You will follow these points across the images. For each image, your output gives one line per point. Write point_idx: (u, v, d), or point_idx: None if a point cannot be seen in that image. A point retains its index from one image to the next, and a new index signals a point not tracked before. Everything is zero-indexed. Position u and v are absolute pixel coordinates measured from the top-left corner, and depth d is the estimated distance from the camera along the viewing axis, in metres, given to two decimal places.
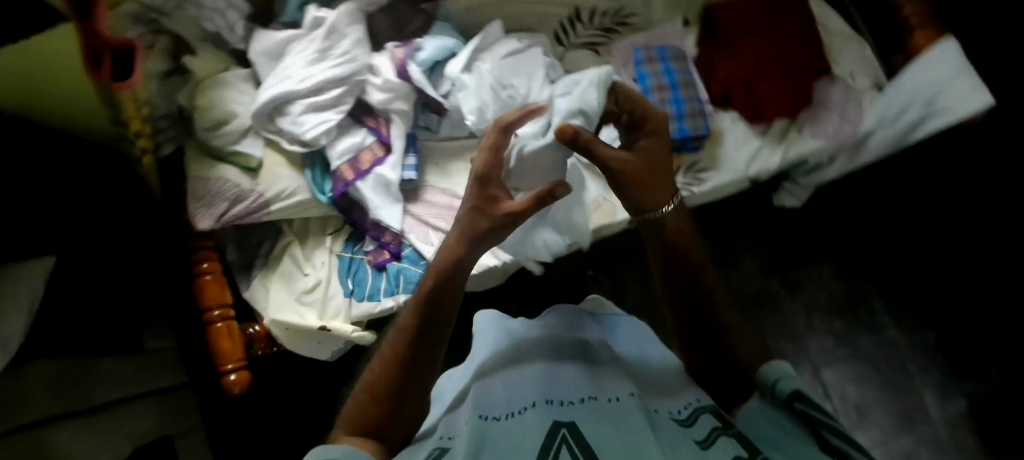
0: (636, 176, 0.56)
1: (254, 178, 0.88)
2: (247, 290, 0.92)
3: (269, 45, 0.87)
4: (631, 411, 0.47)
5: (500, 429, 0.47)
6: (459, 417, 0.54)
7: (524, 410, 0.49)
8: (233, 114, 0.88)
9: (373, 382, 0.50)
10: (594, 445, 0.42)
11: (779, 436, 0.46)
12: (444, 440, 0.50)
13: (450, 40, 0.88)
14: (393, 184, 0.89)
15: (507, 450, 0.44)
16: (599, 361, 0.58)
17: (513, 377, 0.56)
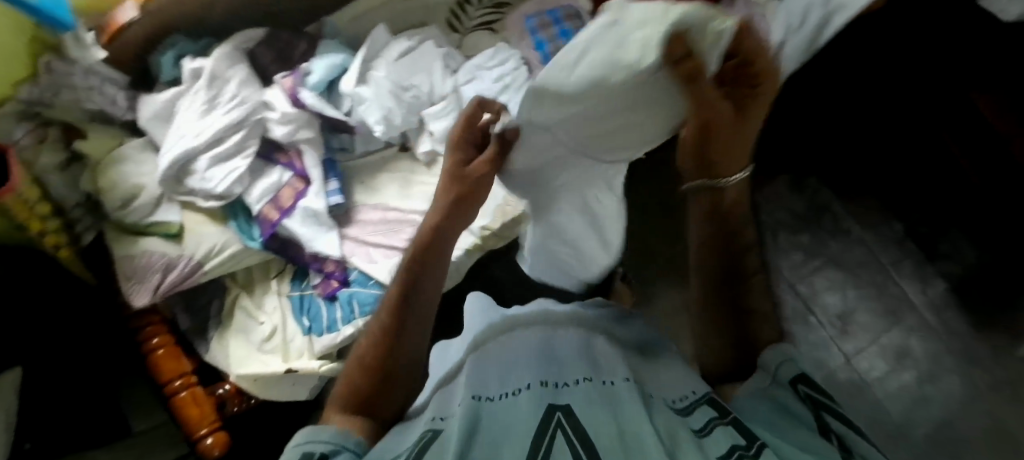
0: (713, 134, 0.45)
1: (180, 243, 0.80)
2: (206, 354, 0.86)
3: (154, 108, 0.79)
4: (624, 394, 0.43)
5: (491, 410, 0.42)
6: (449, 393, 0.49)
7: (521, 390, 0.44)
8: (138, 188, 0.78)
9: (366, 357, 0.50)
10: (589, 428, 0.37)
11: (777, 409, 0.42)
12: (436, 420, 0.44)
13: (338, 56, 0.84)
14: (322, 213, 0.85)
15: (504, 430, 0.39)
16: (594, 343, 0.54)
17: (508, 357, 0.52)
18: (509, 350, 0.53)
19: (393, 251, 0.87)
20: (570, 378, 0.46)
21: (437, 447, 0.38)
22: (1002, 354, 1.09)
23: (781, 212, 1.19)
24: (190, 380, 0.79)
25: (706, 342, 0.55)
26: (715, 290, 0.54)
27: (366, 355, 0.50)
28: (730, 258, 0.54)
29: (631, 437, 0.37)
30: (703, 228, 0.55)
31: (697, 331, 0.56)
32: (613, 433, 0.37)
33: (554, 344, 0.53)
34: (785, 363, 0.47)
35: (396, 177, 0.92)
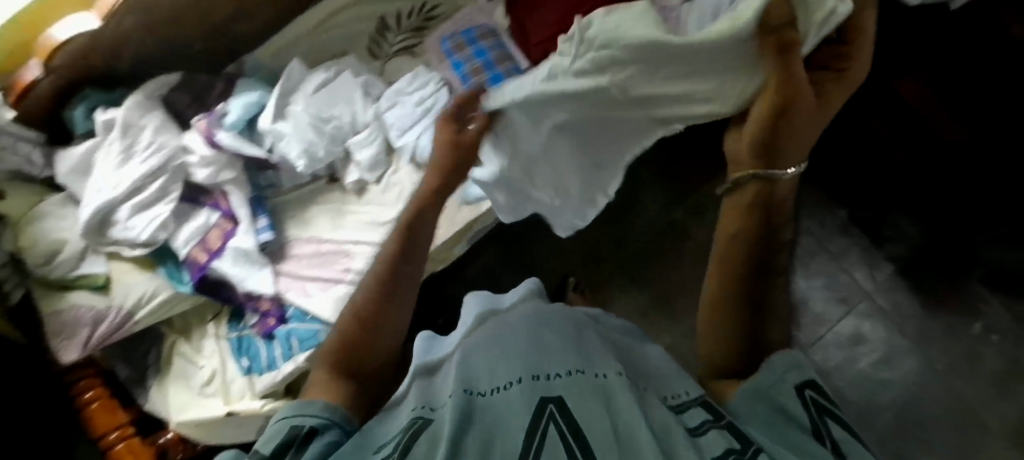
0: (791, 109, 0.47)
1: (108, 294, 0.80)
2: (147, 403, 0.85)
3: (72, 163, 0.79)
4: (615, 385, 0.43)
5: (482, 404, 0.43)
6: (440, 384, 0.50)
7: (512, 383, 0.45)
8: (62, 242, 0.78)
9: (356, 315, 0.53)
10: (582, 424, 0.38)
11: (768, 414, 0.40)
12: (422, 410, 0.45)
13: (254, 94, 0.85)
14: (253, 252, 0.84)
15: (495, 425, 0.40)
16: (584, 333, 0.54)
17: (501, 345, 0.52)
18: (503, 339, 0.54)
19: (328, 283, 0.86)
20: (560, 369, 0.46)
21: (426, 439, 0.39)
22: (953, 329, 1.12)
23: None
24: (127, 433, 0.77)
25: (708, 341, 0.48)
26: (748, 291, 0.46)
27: (357, 312, 0.53)
28: (767, 264, 0.47)
29: (623, 431, 0.37)
30: (739, 223, 0.48)
31: (701, 334, 0.49)
32: (608, 430, 0.37)
33: (544, 335, 0.53)
34: (791, 368, 0.42)
35: (327, 209, 0.91)
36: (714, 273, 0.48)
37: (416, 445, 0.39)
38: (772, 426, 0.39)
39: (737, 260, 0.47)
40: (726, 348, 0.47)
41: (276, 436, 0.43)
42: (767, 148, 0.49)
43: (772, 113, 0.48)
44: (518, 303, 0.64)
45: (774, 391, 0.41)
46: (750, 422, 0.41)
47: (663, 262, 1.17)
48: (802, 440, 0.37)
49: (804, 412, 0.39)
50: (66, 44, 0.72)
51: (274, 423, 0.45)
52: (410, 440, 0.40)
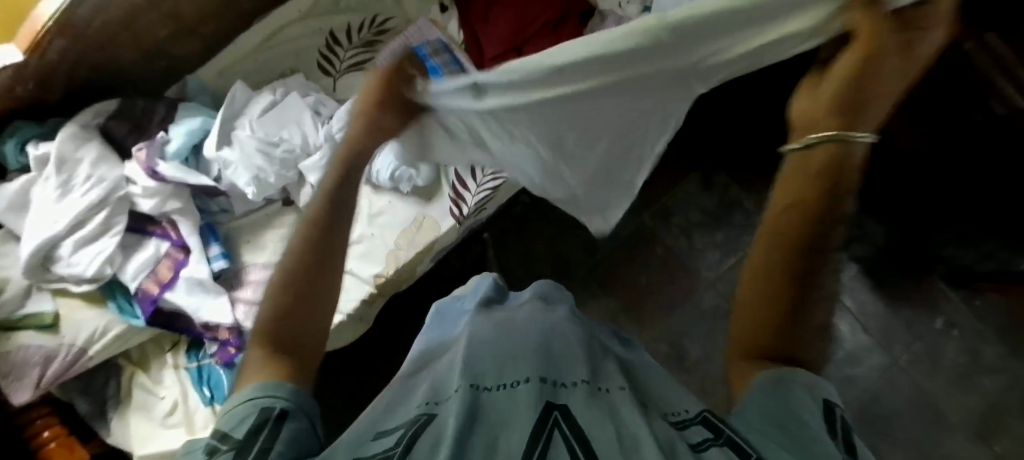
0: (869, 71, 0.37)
1: (56, 333, 0.77)
2: (109, 435, 0.84)
3: (5, 199, 0.75)
4: (620, 401, 0.37)
5: (489, 398, 0.36)
6: (448, 374, 0.42)
7: (519, 382, 0.38)
8: (4, 280, 0.76)
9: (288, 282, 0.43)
10: (588, 431, 0.32)
11: (782, 411, 0.33)
12: (427, 405, 0.37)
13: (196, 120, 0.82)
14: (208, 281, 0.83)
15: (506, 418, 0.33)
16: (590, 349, 0.48)
17: (504, 342, 0.47)
18: (501, 339, 0.47)
19: None
20: (569, 379, 0.40)
21: (428, 433, 0.32)
22: (914, 323, 1.15)
23: (693, 212, 1.19)
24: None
25: (747, 316, 0.39)
26: (796, 261, 0.37)
27: (284, 275, 0.44)
28: (821, 235, 0.37)
29: (629, 436, 0.32)
30: (803, 182, 0.38)
31: (740, 310, 0.40)
32: (612, 435, 0.32)
33: (550, 342, 0.47)
34: (808, 385, 0.34)
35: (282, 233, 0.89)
36: (763, 240, 0.39)
37: (416, 443, 0.32)
38: (784, 429, 0.32)
39: (794, 237, 0.37)
40: (769, 320, 0.37)
41: (240, 418, 0.35)
42: (853, 108, 0.38)
43: (855, 65, 0.36)
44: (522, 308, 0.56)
45: (795, 399, 0.33)
46: (767, 432, 0.32)
47: (632, 266, 1.18)
48: (819, 433, 0.30)
49: (821, 421, 0.31)
50: None
51: (236, 402, 0.36)
52: (412, 435, 0.32)
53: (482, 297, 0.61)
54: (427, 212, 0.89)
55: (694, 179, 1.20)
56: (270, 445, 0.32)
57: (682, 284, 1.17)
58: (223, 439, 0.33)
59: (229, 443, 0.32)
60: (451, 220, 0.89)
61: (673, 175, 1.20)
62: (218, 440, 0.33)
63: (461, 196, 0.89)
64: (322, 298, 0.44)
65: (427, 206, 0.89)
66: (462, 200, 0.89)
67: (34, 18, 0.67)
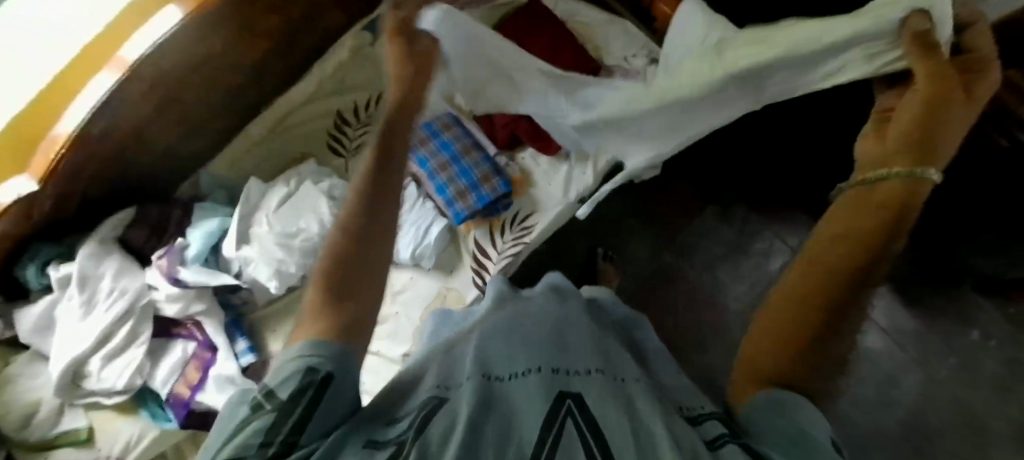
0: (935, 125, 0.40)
1: (92, 447, 0.76)
2: None
3: (33, 320, 0.75)
4: (637, 390, 0.40)
5: (498, 388, 0.39)
6: (456, 364, 0.46)
7: (531, 370, 0.41)
8: (37, 401, 0.75)
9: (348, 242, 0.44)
10: (600, 422, 0.35)
11: (780, 427, 0.34)
12: (439, 390, 0.41)
13: (213, 221, 0.81)
14: (236, 376, 0.80)
15: (512, 413, 0.36)
16: (600, 336, 0.51)
17: (515, 325, 0.50)
18: (519, 319, 0.50)
19: None
20: (578, 367, 0.43)
21: (440, 420, 0.35)
22: (949, 340, 1.12)
23: (714, 244, 1.18)
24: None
25: (760, 342, 0.39)
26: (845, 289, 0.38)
27: (343, 234, 0.45)
28: (870, 270, 0.38)
29: (642, 434, 0.33)
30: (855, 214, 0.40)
31: (755, 337, 0.41)
32: (628, 429, 0.34)
33: (564, 329, 0.50)
34: (811, 414, 0.34)
35: None
36: (827, 243, 0.40)
37: (427, 427, 0.34)
38: (794, 446, 0.32)
39: (846, 261, 0.38)
40: (775, 343, 0.38)
41: (286, 377, 0.35)
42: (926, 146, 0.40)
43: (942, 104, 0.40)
44: (540, 294, 0.58)
45: (796, 418, 0.33)
46: (767, 442, 0.34)
47: (655, 305, 1.18)
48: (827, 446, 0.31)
49: (833, 445, 0.32)
50: (10, 207, 0.68)
51: (286, 358, 0.37)
52: (427, 417, 0.36)
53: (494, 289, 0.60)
54: (451, 285, 0.88)
55: (712, 212, 1.19)
56: (310, 418, 0.33)
57: (707, 317, 1.16)
58: (268, 399, 0.34)
59: (274, 406, 0.34)
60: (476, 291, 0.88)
61: (688, 209, 1.19)
62: (265, 399, 0.35)
63: (484, 266, 0.87)
64: (372, 276, 0.44)
65: (449, 277, 0.89)
66: (484, 270, 0.87)
67: (56, 133, 0.67)
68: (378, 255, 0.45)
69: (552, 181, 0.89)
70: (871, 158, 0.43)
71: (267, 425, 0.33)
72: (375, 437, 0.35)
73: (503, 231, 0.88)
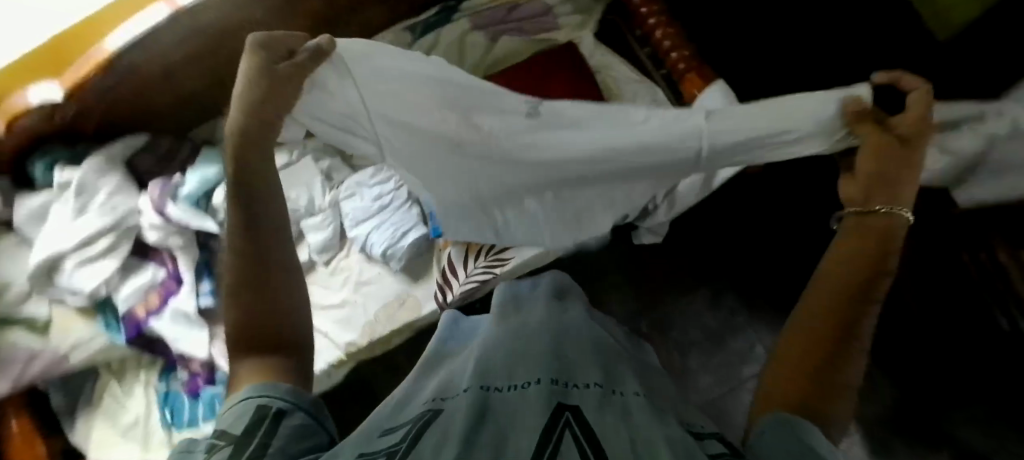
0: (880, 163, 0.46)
1: (44, 336, 0.82)
2: (73, 435, 0.88)
3: (31, 209, 0.82)
4: (633, 402, 0.39)
5: (497, 399, 0.40)
6: (460, 375, 0.46)
7: (531, 382, 0.41)
8: (9, 281, 0.82)
9: (240, 281, 0.44)
10: (598, 431, 0.34)
11: (790, 449, 0.30)
12: (437, 401, 0.41)
13: (211, 168, 0.87)
14: (192, 314, 0.85)
15: (508, 427, 0.36)
16: (608, 352, 0.51)
17: (518, 340, 0.51)
18: (519, 337, 0.51)
19: None
20: (582, 382, 0.42)
21: (433, 431, 0.36)
22: None
23: (694, 328, 1.16)
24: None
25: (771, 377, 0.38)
26: (845, 306, 0.38)
27: (243, 293, 0.43)
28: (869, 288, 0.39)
29: (644, 443, 0.33)
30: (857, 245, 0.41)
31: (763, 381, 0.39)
32: (625, 440, 0.33)
33: (564, 343, 0.51)
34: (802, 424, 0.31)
35: None
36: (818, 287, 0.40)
37: (419, 443, 0.35)
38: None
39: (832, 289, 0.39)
40: (793, 384, 0.36)
41: (237, 418, 0.36)
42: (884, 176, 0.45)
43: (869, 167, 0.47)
44: (537, 303, 0.61)
45: (800, 434, 0.31)
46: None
47: None
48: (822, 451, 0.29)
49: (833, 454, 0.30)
50: (33, 108, 0.76)
51: (231, 406, 0.38)
52: (421, 429, 0.37)
53: (502, 303, 0.62)
54: (413, 292, 0.91)
55: (701, 296, 1.16)
56: (274, 442, 0.35)
57: None
58: (223, 438, 0.35)
59: (229, 440, 0.34)
60: (434, 306, 0.90)
61: (680, 288, 1.17)
62: (216, 438, 0.35)
63: (449, 284, 0.89)
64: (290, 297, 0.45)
65: (414, 284, 0.91)
66: (448, 287, 0.89)
67: (93, 53, 0.74)
68: (284, 266, 0.45)
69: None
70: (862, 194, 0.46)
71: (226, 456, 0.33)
72: (365, 450, 0.35)
73: (478, 256, 0.88)
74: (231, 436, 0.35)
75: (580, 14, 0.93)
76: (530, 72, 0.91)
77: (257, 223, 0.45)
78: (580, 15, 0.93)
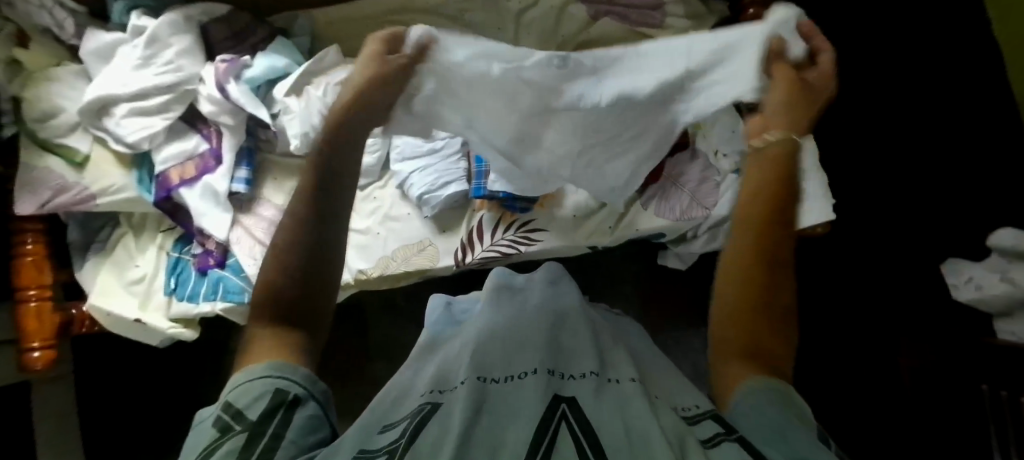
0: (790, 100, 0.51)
1: (80, 172, 0.83)
2: (79, 272, 0.90)
3: (97, 45, 0.82)
4: (629, 390, 0.42)
5: (493, 391, 0.43)
6: (455, 366, 0.49)
7: (527, 372, 0.44)
8: (60, 109, 0.82)
9: (278, 257, 0.47)
10: (594, 424, 0.37)
11: (770, 417, 0.36)
12: (434, 394, 0.44)
13: (281, 59, 0.85)
14: (221, 194, 0.87)
15: (508, 418, 0.39)
16: (600, 334, 0.53)
17: (516, 325, 0.53)
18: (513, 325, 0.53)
19: None
20: (578, 370, 0.45)
21: (433, 428, 0.39)
22: None
23: (686, 363, 1.15)
24: (49, 346, 0.84)
25: (717, 308, 0.44)
26: (766, 230, 0.44)
27: (286, 285, 0.46)
28: (783, 213, 0.44)
29: (640, 436, 0.36)
30: (765, 164, 0.48)
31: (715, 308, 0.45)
32: (621, 432, 0.37)
33: (560, 335, 0.52)
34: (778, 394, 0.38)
35: None
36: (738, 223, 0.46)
37: (419, 437, 0.38)
38: (784, 439, 0.35)
39: (757, 215, 0.44)
40: (735, 325, 0.42)
41: (254, 398, 0.40)
42: (800, 108, 0.51)
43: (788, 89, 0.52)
44: (534, 290, 0.62)
45: (788, 410, 0.37)
46: (754, 433, 0.36)
47: None
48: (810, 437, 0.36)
49: (812, 433, 0.37)
50: None
51: (242, 384, 0.41)
52: (417, 428, 0.39)
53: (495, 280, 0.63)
54: (435, 241, 0.90)
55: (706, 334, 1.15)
56: (285, 434, 0.39)
57: None
58: (240, 420, 0.39)
59: (245, 425, 0.39)
60: (450, 262, 0.89)
61: (687, 319, 1.16)
62: (233, 420, 0.39)
63: (472, 245, 0.89)
64: (323, 296, 0.48)
65: (438, 235, 0.90)
66: (469, 249, 0.89)
67: None
68: (326, 263, 0.47)
69: (581, 214, 0.89)
70: (781, 117, 0.50)
71: (239, 446, 0.37)
72: (365, 448, 0.39)
73: (508, 229, 0.88)
74: (248, 422, 0.39)
75: (691, 20, 0.88)
76: None
77: (319, 216, 0.47)
78: (689, 21, 0.87)
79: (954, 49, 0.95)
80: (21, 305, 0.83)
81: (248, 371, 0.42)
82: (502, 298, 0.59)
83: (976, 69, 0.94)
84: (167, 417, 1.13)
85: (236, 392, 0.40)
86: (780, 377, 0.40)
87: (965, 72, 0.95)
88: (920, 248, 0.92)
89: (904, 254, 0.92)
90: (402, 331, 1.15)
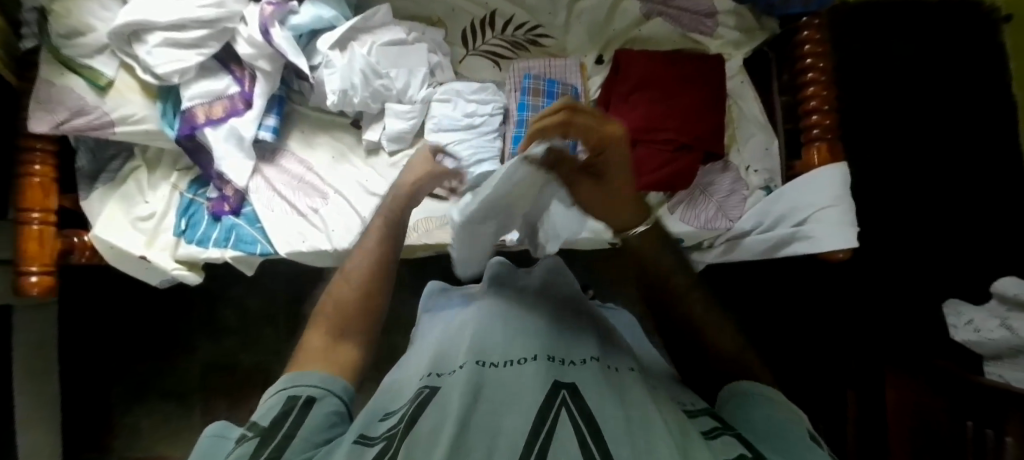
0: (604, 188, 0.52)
1: (101, 96, 0.78)
2: (85, 200, 0.85)
3: None
4: (628, 382, 0.44)
5: (486, 373, 0.44)
6: (455, 347, 0.50)
7: (526, 359, 0.45)
8: (89, 28, 0.77)
9: (341, 297, 0.52)
10: (595, 410, 0.38)
11: (764, 423, 0.41)
12: (434, 378, 0.46)
13: (328, 10, 0.85)
14: (246, 140, 0.85)
15: (505, 403, 0.40)
16: (601, 328, 0.54)
17: (516, 312, 0.53)
18: (515, 312, 0.53)
19: (290, 211, 0.87)
20: (578, 357, 0.46)
21: (431, 414, 0.40)
22: None
23: None
24: (48, 272, 0.80)
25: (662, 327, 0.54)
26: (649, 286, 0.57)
27: (345, 297, 0.52)
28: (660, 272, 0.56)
29: (642, 432, 0.37)
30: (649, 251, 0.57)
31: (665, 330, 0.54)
32: (623, 421, 0.38)
33: (561, 320, 0.53)
34: (759, 394, 0.44)
35: (333, 146, 0.93)
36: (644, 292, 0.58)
37: (418, 424, 0.39)
38: (773, 436, 0.40)
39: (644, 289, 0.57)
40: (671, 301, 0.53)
41: (269, 409, 0.41)
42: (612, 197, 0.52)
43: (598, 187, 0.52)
44: (534, 280, 0.60)
45: (775, 411, 0.42)
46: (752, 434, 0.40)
47: None
48: (799, 436, 0.39)
49: (803, 433, 0.40)
50: None
51: (264, 398, 0.42)
52: (416, 412, 0.41)
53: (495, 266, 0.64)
54: None
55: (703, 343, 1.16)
56: (296, 432, 0.39)
57: None
58: (253, 428, 0.39)
59: (257, 432, 0.39)
60: None
61: None
62: (248, 427, 0.39)
63: None
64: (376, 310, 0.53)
65: None
66: None
67: None
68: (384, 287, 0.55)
69: None
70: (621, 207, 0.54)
71: (252, 449, 0.37)
72: (366, 432, 0.40)
73: None
74: (261, 426, 0.39)
75: (742, 34, 0.88)
76: (667, 76, 0.86)
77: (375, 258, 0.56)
78: (741, 34, 0.88)
79: (977, 99, 0.99)
80: (21, 227, 0.78)
81: (267, 390, 0.43)
82: (504, 281, 0.59)
83: (994, 120, 0.98)
84: (150, 360, 1.10)
85: (259, 410, 0.41)
86: (760, 388, 0.45)
87: (985, 122, 0.98)
88: (918, 284, 0.97)
89: (903, 291, 0.97)
90: (403, 300, 1.14)
